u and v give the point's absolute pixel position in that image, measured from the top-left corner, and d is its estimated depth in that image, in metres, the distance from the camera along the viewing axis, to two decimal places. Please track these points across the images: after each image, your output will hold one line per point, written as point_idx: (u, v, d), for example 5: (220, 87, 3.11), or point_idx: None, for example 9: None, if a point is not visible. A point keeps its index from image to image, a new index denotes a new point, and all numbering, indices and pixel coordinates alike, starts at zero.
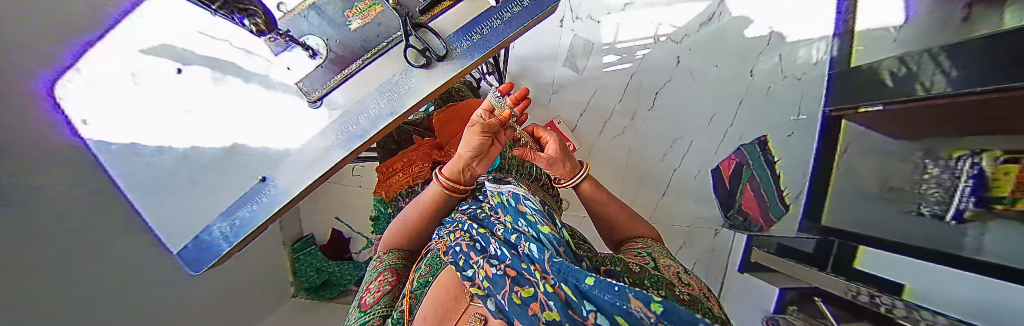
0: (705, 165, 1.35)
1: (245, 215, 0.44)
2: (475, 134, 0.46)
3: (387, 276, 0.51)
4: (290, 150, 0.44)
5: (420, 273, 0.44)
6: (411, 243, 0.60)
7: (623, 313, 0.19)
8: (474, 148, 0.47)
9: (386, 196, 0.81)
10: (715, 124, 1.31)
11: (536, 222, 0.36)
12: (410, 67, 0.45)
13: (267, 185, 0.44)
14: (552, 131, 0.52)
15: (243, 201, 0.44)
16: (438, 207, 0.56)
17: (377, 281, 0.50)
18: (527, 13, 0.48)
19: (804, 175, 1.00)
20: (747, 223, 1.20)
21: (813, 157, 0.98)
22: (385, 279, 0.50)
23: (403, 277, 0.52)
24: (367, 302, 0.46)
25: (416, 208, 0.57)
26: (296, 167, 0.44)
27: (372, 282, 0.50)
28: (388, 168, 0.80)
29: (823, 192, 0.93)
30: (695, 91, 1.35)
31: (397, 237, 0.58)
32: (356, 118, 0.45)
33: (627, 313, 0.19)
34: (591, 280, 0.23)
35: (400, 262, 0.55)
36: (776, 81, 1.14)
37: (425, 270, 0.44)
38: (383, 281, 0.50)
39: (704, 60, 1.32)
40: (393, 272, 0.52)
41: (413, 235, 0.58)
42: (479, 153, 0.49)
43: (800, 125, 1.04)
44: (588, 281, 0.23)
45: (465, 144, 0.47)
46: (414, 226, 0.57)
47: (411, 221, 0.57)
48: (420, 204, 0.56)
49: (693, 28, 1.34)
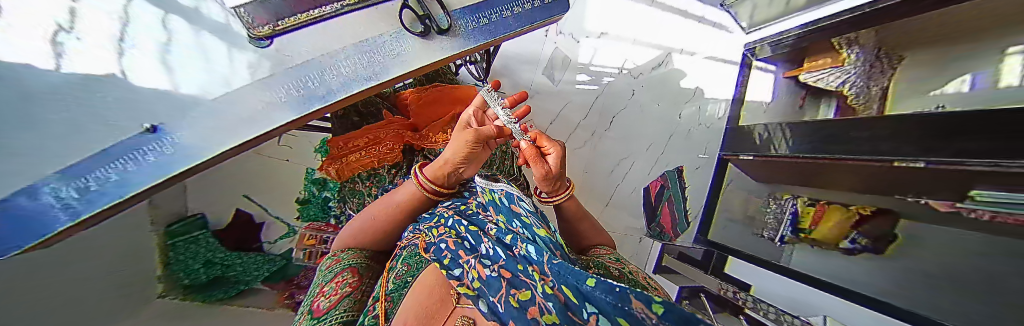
0: (638, 185, 1.50)
1: (112, 177, 0.25)
2: (465, 142, 0.43)
3: (346, 277, 0.42)
4: (203, 101, 0.30)
5: (396, 273, 0.39)
6: (375, 242, 0.52)
7: (625, 314, 0.20)
8: (463, 154, 0.45)
9: (336, 176, 0.68)
10: (652, 150, 1.50)
11: (533, 225, 0.35)
12: (404, 31, 0.44)
13: (162, 138, 0.27)
14: (557, 145, 0.50)
15: (107, 157, 0.25)
16: (411, 211, 0.50)
17: (334, 283, 0.41)
18: (515, 22, 0.60)
19: (701, 199, 1.43)
20: (661, 234, 1.46)
21: (709, 186, 1.43)
22: (345, 280, 0.41)
23: (368, 280, 0.44)
24: (322, 306, 0.36)
25: (384, 205, 0.50)
26: (217, 119, 0.31)
27: (328, 284, 0.41)
28: (347, 144, 0.67)
29: (711, 214, 1.38)
30: (639, 122, 1.51)
31: (358, 239, 0.50)
32: (322, 74, 0.37)
33: (628, 315, 0.20)
34: (593, 281, 0.22)
35: (363, 261, 0.47)
36: (695, 127, 1.48)
37: (401, 270, 0.39)
38: (341, 282, 0.41)
39: (649, 98, 1.51)
40: (355, 272, 0.44)
41: (380, 234, 0.51)
42: (469, 158, 0.46)
43: (704, 161, 1.46)
44: (590, 283, 0.22)
45: (452, 150, 0.45)
46: (383, 226, 0.50)
47: (376, 220, 0.50)
48: (389, 203, 0.50)
49: (647, 69, 1.51)
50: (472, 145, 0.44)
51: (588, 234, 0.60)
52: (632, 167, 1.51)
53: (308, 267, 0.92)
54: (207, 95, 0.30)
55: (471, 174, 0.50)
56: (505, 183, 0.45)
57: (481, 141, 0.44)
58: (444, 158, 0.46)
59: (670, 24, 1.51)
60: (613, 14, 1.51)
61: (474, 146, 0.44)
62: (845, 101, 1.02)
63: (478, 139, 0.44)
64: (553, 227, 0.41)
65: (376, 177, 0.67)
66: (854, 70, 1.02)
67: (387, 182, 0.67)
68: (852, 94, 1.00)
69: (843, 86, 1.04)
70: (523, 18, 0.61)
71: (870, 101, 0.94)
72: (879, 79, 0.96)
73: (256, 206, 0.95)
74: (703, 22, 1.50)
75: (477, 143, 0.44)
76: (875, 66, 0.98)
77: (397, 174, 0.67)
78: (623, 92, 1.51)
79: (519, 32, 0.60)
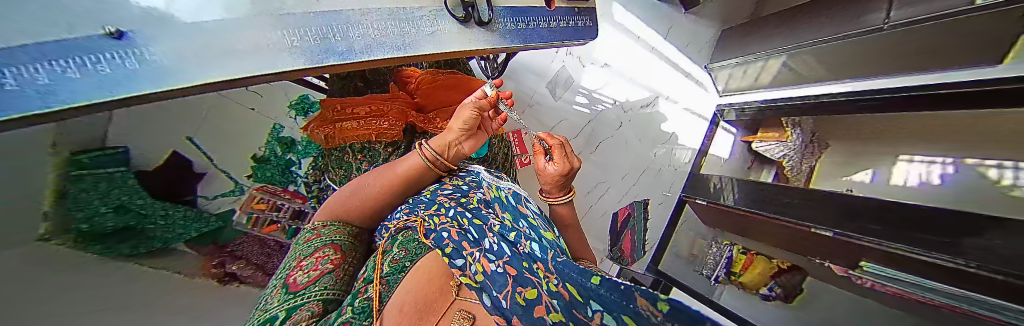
0: (608, 209, 1.62)
1: (39, 81, 0.17)
2: (467, 109, 0.50)
3: (327, 253, 0.40)
4: (175, 21, 0.24)
5: (393, 257, 0.38)
6: (363, 218, 0.50)
7: (631, 312, 0.20)
8: (467, 123, 0.50)
9: (325, 141, 0.64)
10: (626, 179, 1.63)
11: (539, 227, 0.40)
12: (445, 11, 0.48)
13: (127, 49, 0.21)
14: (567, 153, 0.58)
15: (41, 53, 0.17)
16: (411, 183, 0.50)
17: (314, 258, 0.39)
18: (545, 36, 0.67)
19: (657, 232, 1.60)
20: (619, 258, 1.50)
21: (666, 222, 1.61)
22: (326, 256, 0.40)
23: (352, 258, 0.43)
24: (299, 281, 0.35)
25: (382, 176, 0.50)
26: (195, 44, 0.25)
27: (307, 259, 0.39)
28: (344, 110, 0.63)
29: (664, 246, 1.55)
30: (621, 152, 1.63)
31: (350, 206, 0.48)
32: (348, 28, 0.36)
33: (633, 313, 0.19)
34: (597, 280, 0.23)
35: (345, 238, 0.45)
36: (665, 166, 1.66)
37: (400, 255, 0.39)
38: (322, 258, 0.39)
39: (634, 133, 1.64)
40: (337, 249, 0.42)
41: (370, 209, 0.50)
42: (471, 129, 0.51)
43: (667, 198, 1.64)
44: (595, 281, 0.23)
45: (458, 119, 0.49)
46: (374, 199, 0.49)
47: (371, 188, 0.49)
48: (389, 174, 0.49)
49: (636, 106, 1.64)
50: (473, 112, 0.50)
51: (573, 245, 0.62)
52: (607, 191, 1.62)
53: (249, 234, 0.86)
54: (186, 18, 0.25)
55: (471, 150, 0.53)
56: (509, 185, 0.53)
57: (479, 110, 0.51)
58: (451, 128, 0.50)
59: (662, 71, 1.67)
60: (617, 50, 1.62)
61: (475, 114, 0.50)
62: (783, 171, 1.22)
63: (477, 108, 0.50)
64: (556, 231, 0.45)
65: (369, 151, 0.65)
66: (793, 146, 1.19)
67: (380, 159, 0.65)
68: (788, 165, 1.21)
69: (783, 157, 1.23)
70: (553, 35, 0.69)
71: (800, 175, 1.15)
72: (810, 156, 1.14)
73: (196, 150, 0.77)
74: (689, 78, 1.71)
75: (477, 110, 0.51)
76: (808, 146, 1.15)
77: (394, 153, 0.65)
78: (614, 121, 1.61)
79: (547, 45, 0.67)
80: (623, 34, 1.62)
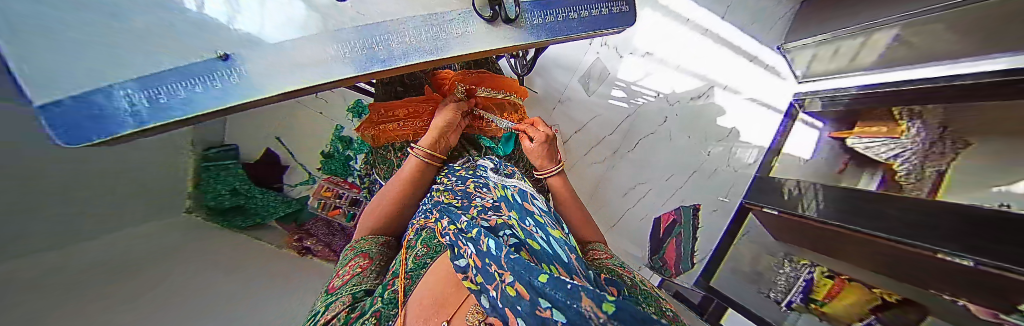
0: (648, 214, 1.46)
1: (180, 94, 0.25)
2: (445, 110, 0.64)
3: (357, 261, 0.48)
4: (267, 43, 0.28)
5: (417, 253, 0.43)
6: (389, 228, 0.58)
7: (574, 314, 0.16)
8: (446, 121, 0.63)
9: (372, 140, 0.72)
10: (670, 181, 1.45)
11: (545, 225, 0.39)
12: (473, 13, 0.44)
13: (231, 67, 0.27)
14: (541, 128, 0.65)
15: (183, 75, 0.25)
16: (416, 184, 0.59)
17: (349, 266, 0.48)
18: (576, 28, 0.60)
19: (711, 243, 1.37)
20: (661, 268, 1.40)
21: (723, 230, 1.36)
22: (356, 263, 0.48)
23: (380, 261, 0.50)
24: (336, 284, 0.44)
25: (392, 187, 0.57)
26: (278, 61, 0.29)
27: (344, 268, 0.48)
28: (387, 113, 0.71)
29: (719, 259, 1.34)
30: (662, 148, 1.47)
31: (373, 221, 0.57)
32: (389, 38, 0.36)
33: (575, 315, 0.16)
34: (544, 277, 0.20)
35: (375, 246, 0.53)
36: (722, 166, 1.41)
37: (422, 251, 0.43)
38: (353, 265, 0.48)
39: (681, 128, 1.45)
40: (366, 256, 0.50)
41: (393, 218, 0.58)
42: (450, 125, 0.63)
43: (724, 204, 1.39)
44: (542, 278, 0.20)
45: (439, 120, 0.63)
46: (392, 208, 0.57)
47: (387, 195, 0.57)
48: (397, 181, 0.58)
49: (684, 98, 1.46)
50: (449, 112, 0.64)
51: (582, 231, 0.69)
52: (647, 193, 1.48)
53: (319, 217, 1.04)
54: (273, 39, 0.28)
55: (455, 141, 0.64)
56: (515, 183, 0.52)
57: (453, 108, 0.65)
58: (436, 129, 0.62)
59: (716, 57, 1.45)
60: (658, 36, 1.46)
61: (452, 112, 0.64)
62: (892, 175, 0.96)
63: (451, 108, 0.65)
64: (565, 229, 0.44)
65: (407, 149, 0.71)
66: (912, 146, 0.94)
67: None
68: (901, 170, 0.94)
69: (894, 159, 0.97)
70: (585, 25, 0.60)
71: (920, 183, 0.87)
72: (936, 159, 0.87)
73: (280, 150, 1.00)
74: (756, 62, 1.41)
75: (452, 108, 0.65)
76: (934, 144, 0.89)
77: None
78: (656, 116, 1.47)
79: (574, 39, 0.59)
80: (668, 17, 1.45)
